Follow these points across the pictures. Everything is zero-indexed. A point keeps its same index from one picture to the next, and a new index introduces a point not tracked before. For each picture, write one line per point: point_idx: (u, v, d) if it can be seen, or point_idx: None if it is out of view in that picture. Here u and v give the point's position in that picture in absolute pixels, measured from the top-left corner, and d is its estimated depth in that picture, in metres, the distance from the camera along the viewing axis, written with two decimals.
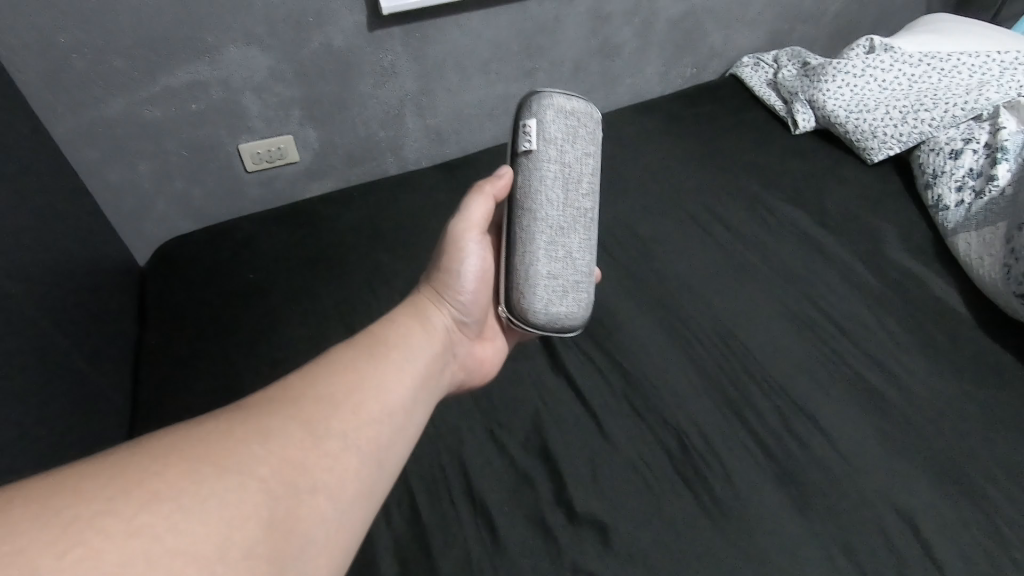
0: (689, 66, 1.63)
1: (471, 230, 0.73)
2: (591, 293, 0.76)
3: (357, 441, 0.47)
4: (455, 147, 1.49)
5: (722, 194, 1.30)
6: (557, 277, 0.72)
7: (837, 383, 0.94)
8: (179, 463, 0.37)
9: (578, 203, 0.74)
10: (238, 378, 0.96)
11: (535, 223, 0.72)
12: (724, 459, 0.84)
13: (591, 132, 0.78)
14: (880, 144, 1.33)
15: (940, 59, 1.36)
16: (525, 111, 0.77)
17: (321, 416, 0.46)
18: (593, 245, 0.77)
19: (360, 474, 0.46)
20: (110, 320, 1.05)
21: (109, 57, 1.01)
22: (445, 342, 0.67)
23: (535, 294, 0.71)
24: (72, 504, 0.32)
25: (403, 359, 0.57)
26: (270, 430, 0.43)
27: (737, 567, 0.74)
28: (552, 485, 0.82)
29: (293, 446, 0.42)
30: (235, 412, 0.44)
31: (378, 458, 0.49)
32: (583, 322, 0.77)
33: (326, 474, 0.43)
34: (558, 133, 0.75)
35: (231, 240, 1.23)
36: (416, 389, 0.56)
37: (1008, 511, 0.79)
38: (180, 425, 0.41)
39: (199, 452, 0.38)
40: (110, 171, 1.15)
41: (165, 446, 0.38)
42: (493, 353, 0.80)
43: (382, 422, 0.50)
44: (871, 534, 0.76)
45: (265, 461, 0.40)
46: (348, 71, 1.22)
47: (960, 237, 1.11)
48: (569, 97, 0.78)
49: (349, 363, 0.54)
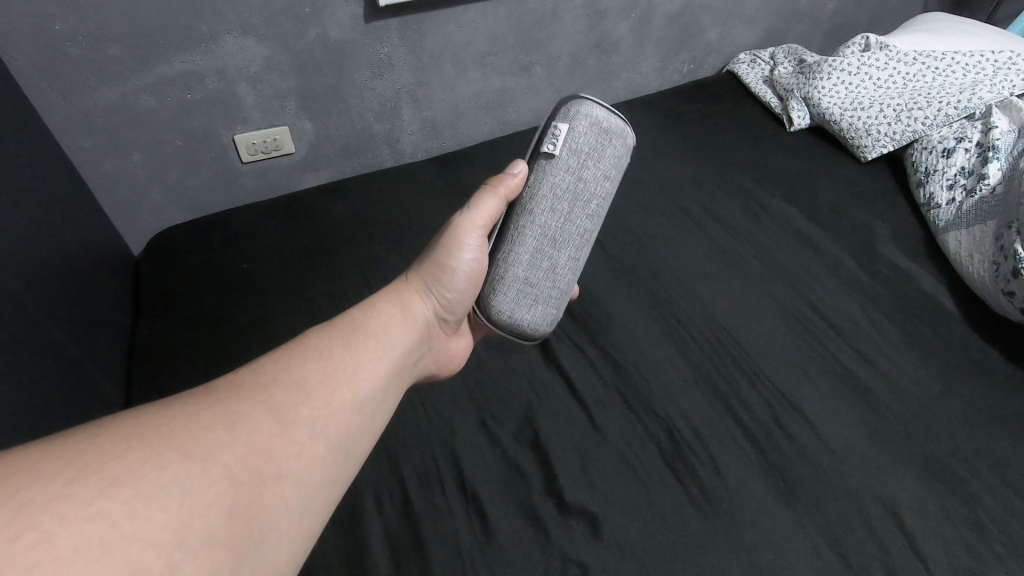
0: (686, 62, 1.63)
1: (474, 232, 0.72)
2: (560, 311, 0.76)
3: (325, 429, 0.48)
4: (451, 141, 1.49)
5: (716, 190, 1.30)
6: (532, 285, 0.72)
7: (826, 377, 0.95)
8: (142, 446, 0.37)
9: (577, 224, 0.72)
10: (231, 367, 0.96)
11: (527, 230, 0.71)
12: (713, 451, 0.85)
13: (620, 154, 0.73)
14: (873, 142, 1.33)
15: (934, 58, 1.37)
16: (563, 112, 0.73)
17: (290, 404, 0.47)
18: (580, 267, 0.75)
19: (326, 462, 0.47)
20: (104, 309, 1.05)
21: (105, 46, 1.00)
22: (422, 336, 0.67)
23: (502, 297, 0.72)
24: (26, 487, 0.32)
25: (376, 351, 0.57)
26: (237, 416, 0.43)
27: (723, 557, 0.75)
28: (543, 475, 0.83)
29: (259, 434, 0.43)
30: (202, 397, 0.44)
31: (344, 446, 0.49)
32: (545, 335, 0.78)
33: (291, 462, 0.44)
34: (585, 147, 0.71)
35: (226, 230, 1.23)
36: (388, 379, 0.57)
37: (991, 505, 0.80)
38: (143, 408, 0.41)
39: (164, 437, 0.38)
40: (105, 159, 1.14)
41: (129, 430, 0.38)
42: (463, 348, 0.81)
43: (350, 412, 0.51)
44: (856, 526, 0.78)
45: (230, 447, 0.40)
46: (344, 63, 1.22)
47: (951, 235, 1.12)
48: (610, 113, 0.73)
49: (324, 350, 0.54)
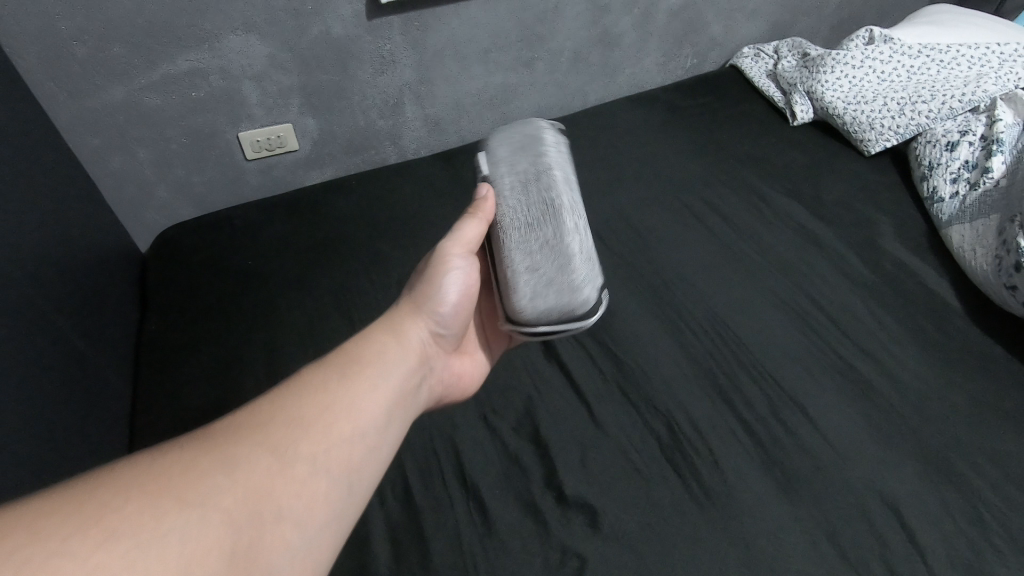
0: (689, 57, 1.63)
1: (459, 247, 0.68)
2: (588, 281, 0.65)
3: (328, 464, 0.47)
4: (454, 137, 1.50)
5: (719, 184, 1.30)
6: (540, 271, 0.63)
7: (827, 372, 0.95)
8: (139, 497, 0.37)
9: (545, 197, 0.64)
10: (238, 363, 0.98)
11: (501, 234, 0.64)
12: (713, 445, 0.86)
13: (541, 132, 0.70)
14: (877, 136, 1.32)
15: (940, 51, 1.37)
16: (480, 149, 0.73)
17: (290, 441, 0.46)
18: (581, 231, 0.65)
19: (331, 498, 0.46)
20: (112, 306, 1.06)
21: (110, 45, 1.02)
22: (423, 359, 0.63)
23: (518, 306, 0.63)
24: (28, 542, 0.33)
25: (374, 377, 0.55)
26: (236, 458, 0.43)
27: (722, 549, 0.75)
28: (543, 469, 0.83)
29: (259, 474, 0.43)
30: (200, 439, 0.44)
31: (350, 479, 0.49)
32: (591, 313, 0.67)
33: (293, 501, 0.44)
34: (506, 151, 0.68)
35: (231, 227, 1.24)
36: (392, 407, 0.55)
37: (990, 498, 0.80)
38: (147, 451, 0.42)
39: (163, 484, 0.39)
40: (111, 157, 1.16)
41: (127, 479, 0.38)
42: (475, 368, 0.76)
43: (351, 443, 0.50)
44: (854, 519, 0.78)
45: (228, 491, 0.41)
46: (347, 60, 1.22)
47: (954, 229, 1.11)
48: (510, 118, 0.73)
49: (322, 383, 0.52)
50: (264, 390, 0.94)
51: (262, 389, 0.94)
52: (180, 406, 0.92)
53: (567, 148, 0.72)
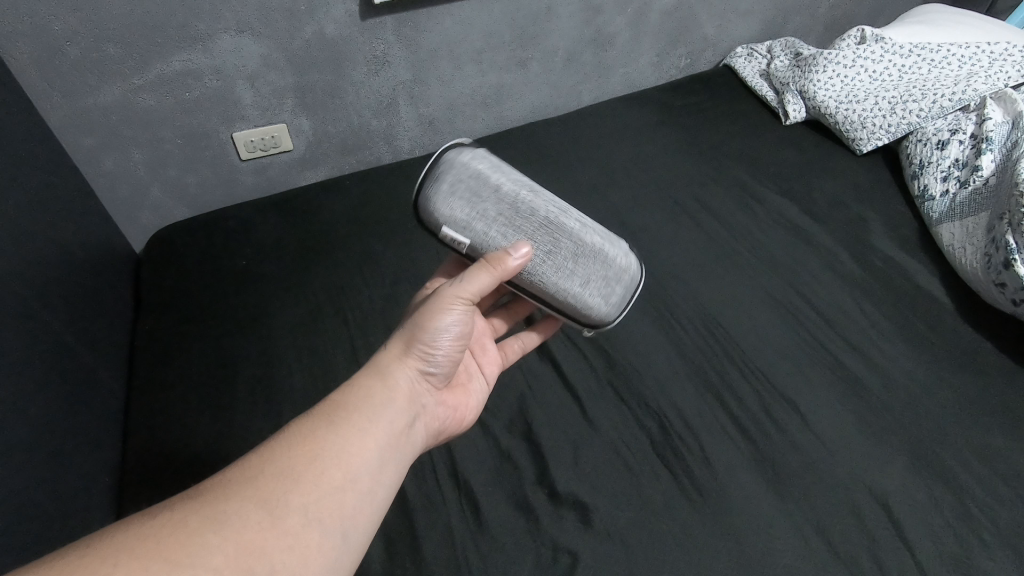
0: (683, 57, 1.64)
1: (461, 298, 0.65)
2: (618, 246, 0.71)
3: (319, 513, 0.48)
4: (449, 137, 1.51)
5: (711, 183, 1.31)
6: (593, 278, 0.68)
7: (817, 368, 0.95)
8: (132, 559, 0.39)
9: (542, 223, 0.65)
10: (232, 362, 0.98)
11: (537, 276, 0.67)
12: (704, 441, 0.86)
13: (479, 168, 0.66)
14: (868, 135, 1.34)
15: (930, 50, 1.37)
16: (429, 223, 0.68)
17: (279, 493, 0.47)
18: (581, 217, 0.68)
19: (324, 547, 0.48)
20: (105, 305, 1.07)
21: (103, 45, 1.02)
22: (413, 400, 0.62)
23: (589, 309, 0.70)
24: None
25: (365, 421, 0.56)
26: (225, 515, 0.44)
27: (712, 544, 0.76)
28: (535, 466, 0.84)
29: (249, 531, 0.44)
30: (193, 496, 0.45)
31: (343, 527, 0.50)
32: (636, 265, 0.74)
33: (285, 555, 0.45)
34: (466, 209, 0.65)
35: (226, 227, 1.25)
36: (383, 452, 0.56)
37: (978, 493, 0.81)
38: (142, 512, 0.43)
39: (153, 547, 0.40)
40: (105, 158, 1.16)
41: (120, 543, 0.40)
42: (471, 398, 0.77)
43: (344, 490, 0.51)
44: (844, 514, 0.79)
45: (218, 550, 0.42)
46: (341, 60, 1.23)
47: (944, 227, 1.12)
48: (432, 175, 0.67)
49: (311, 432, 0.53)
50: (259, 390, 0.94)
51: (256, 389, 0.94)
52: (174, 406, 0.93)
53: (494, 157, 0.69)
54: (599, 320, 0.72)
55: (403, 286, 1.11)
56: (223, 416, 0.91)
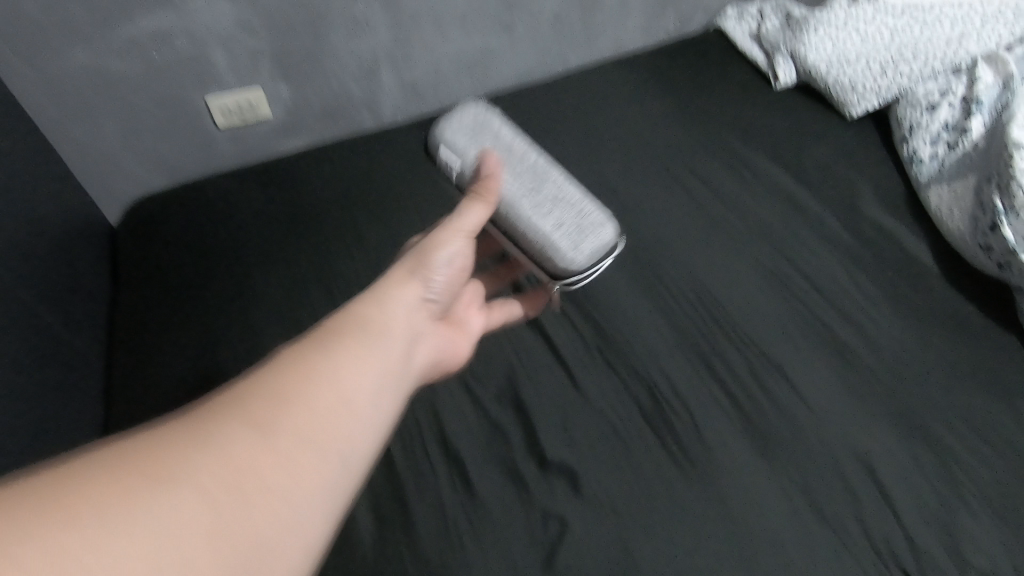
0: (672, 20, 1.60)
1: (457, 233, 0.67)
2: (596, 205, 0.84)
3: (319, 437, 0.44)
4: (433, 104, 1.46)
5: (701, 149, 1.29)
6: (565, 222, 0.81)
7: (806, 335, 0.96)
8: (113, 475, 0.36)
9: (529, 164, 0.86)
10: (213, 338, 0.96)
11: (513, 204, 0.81)
12: (693, 410, 0.86)
13: (484, 118, 0.91)
14: (859, 97, 1.32)
15: (925, 10, 1.31)
16: (440, 156, 0.92)
17: (275, 415, 0.43)
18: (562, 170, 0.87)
19: (325, 472, 0.44)
20: (83, 280, 1.05)
21: (66, 5, 0.97)
22: (416, 327, 0.59)
23: (557, 245, 0.80)
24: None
25: (362, 345, 0.52)
26: (215, 433, 0.40)
27: (700, 511, 0.77)
28: (525, 436, 0.84)
29: (241, 450, 0.40)
30: (180, 416, 0.42)
31: (344, 452, 0.46)
32: (615, 229, 0.84)
33: (283, 477, 0.41)
34: (468, 142, 0.89)
35: (203, 197, 1.20)
36: (384, 378, 0.51)
37: (961, 457, 0.82)
38: (127, 431, 0.40)
39: (137, 463, 0.37)
40: (74, 126, 1.12)
41: (102, 458, 0.36)
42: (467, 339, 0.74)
43: (343, 416, 0.47)
44: (830, 479, 0.80)
45: (208, 468, 0.38)
46: (319, 22, 1.18)
47: (932, 191, 1.12)
48: (452, 116, 0.93)
49: (307, 355, 0.49)
50: (244, 365, 0.93)
51: (241, 365, 0.93)
52: (154, 383, 0.92)
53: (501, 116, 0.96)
54: (558, 258, 0.79)
55: (388, 257, 1.09)
56: (209, 392, 0.90)
